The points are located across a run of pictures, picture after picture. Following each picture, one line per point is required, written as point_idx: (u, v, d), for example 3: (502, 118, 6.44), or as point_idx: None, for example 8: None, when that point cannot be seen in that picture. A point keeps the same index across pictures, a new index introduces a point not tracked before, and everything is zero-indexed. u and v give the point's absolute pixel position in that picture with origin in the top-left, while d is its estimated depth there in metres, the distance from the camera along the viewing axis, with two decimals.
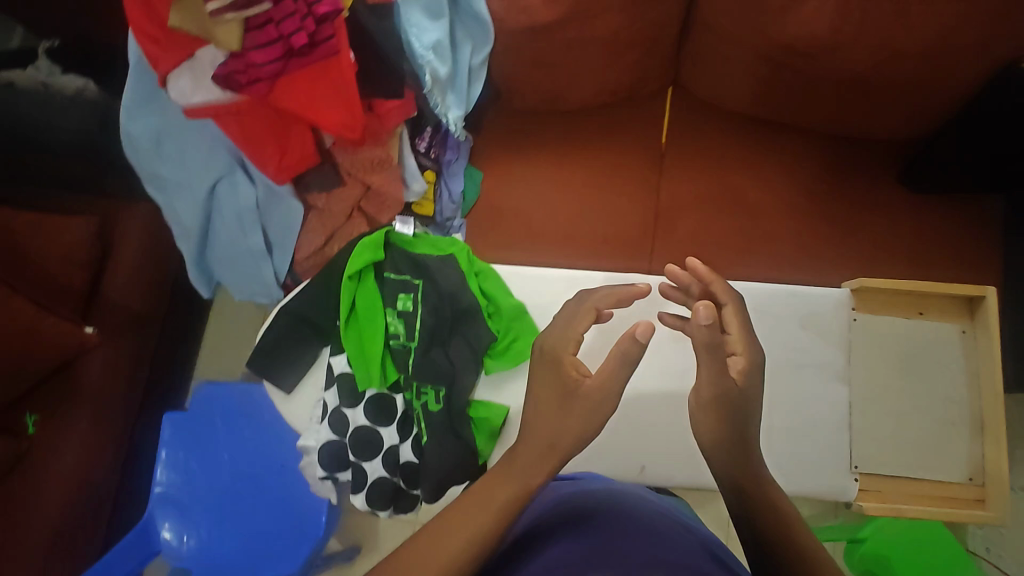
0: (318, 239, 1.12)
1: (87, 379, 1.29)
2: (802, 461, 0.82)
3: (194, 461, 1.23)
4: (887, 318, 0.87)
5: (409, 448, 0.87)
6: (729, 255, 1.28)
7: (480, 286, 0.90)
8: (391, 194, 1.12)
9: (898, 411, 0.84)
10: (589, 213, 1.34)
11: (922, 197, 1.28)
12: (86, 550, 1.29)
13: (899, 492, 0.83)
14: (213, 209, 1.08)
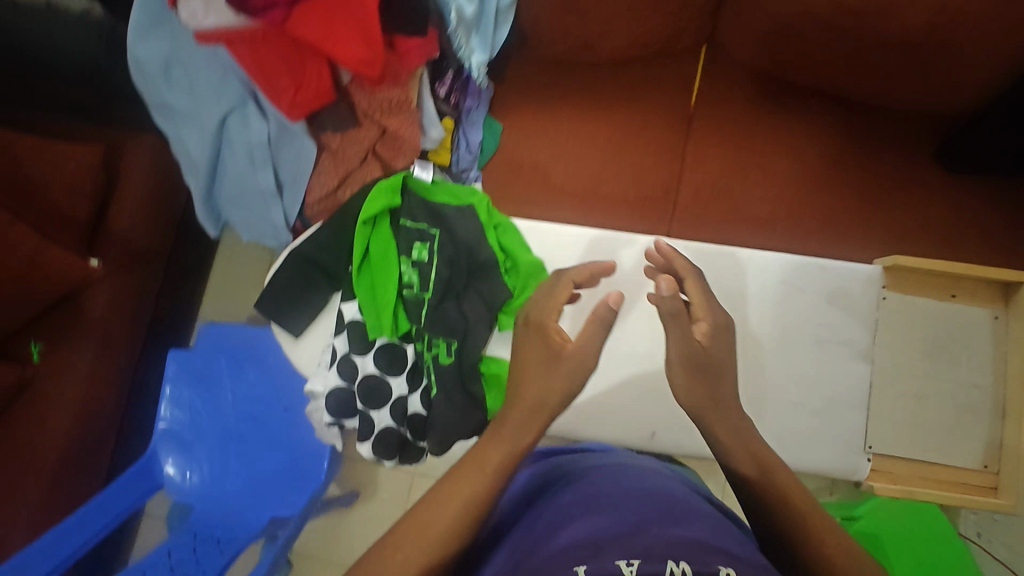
0: (330, 182, 1.07)
1: (92, 312, 1.28)
2: (814, 437, 0.81)
3: (198, 399, 1.24)
4: (918, 298, 0.84)
5: (418, 399, 0.86)
6: (752, 226, 1.24)
7: (498, 240, 0.88)
8: (408, 139, 1.06)
9: (920, 394, 0.82)
10: (610, 172, 1.29)
11: (959, 176, 1.22)
12: (90, 478, 1.31)
13: (912, 475, 0.82)
14: (223, 143, 1.04)
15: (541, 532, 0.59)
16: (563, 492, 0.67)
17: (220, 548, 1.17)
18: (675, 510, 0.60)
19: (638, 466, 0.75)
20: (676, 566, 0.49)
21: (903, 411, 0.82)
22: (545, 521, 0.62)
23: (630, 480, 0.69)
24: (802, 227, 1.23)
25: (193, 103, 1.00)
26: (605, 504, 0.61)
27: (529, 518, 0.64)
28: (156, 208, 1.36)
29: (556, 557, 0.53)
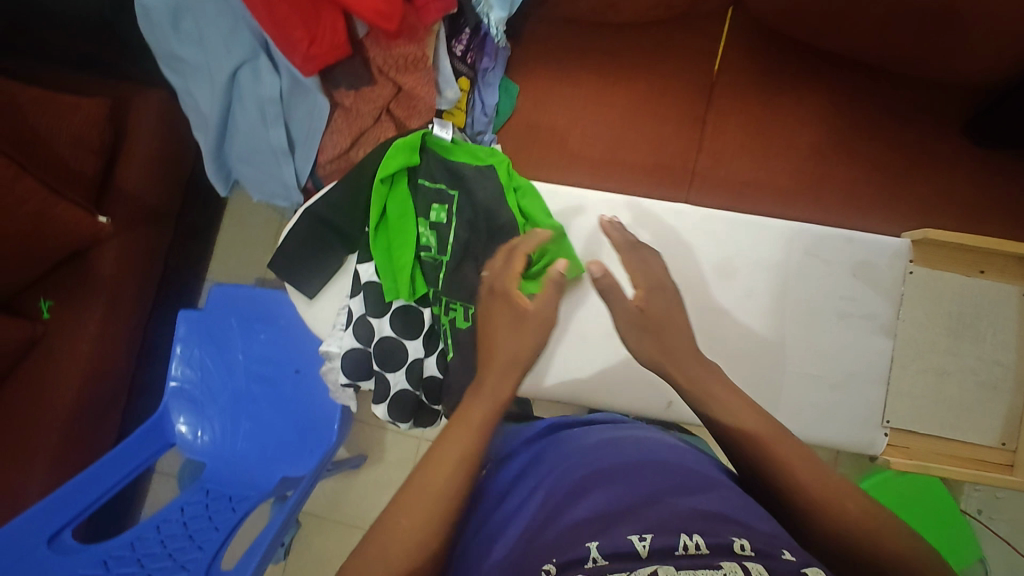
0: (343, 142, 1.04)
1: (100, 270, 1.27)
2: (833, 411, 0.80)
3: (209, 359, 1.25)
4: (945, 274, 0.82)
5: (435, 362, 0.85)
6: (772, 198, 1.22)
7: (520, 203, 0.86)
8: (424, 99, 1.03)
9: (941, 370, 0.81)
10: (628, 139, 1.26)
11: (988, 152, 1.19)
12: (101, 433, 1.32)
13: (928, 451, 0.82)
14: (233, 98, 1.01)
15: (553, 505, 0.60)
16: (573, 461, 0.67)
17: (231, 505, 1.17)
18: (688, 482, 0.60)
19: (648, 433, 0.75)
20: (689, 539, 0.50)
21: (924, 386, 0.81)
22: (556, 492, 0.62)
23: (640, 448, 0.68)
24: (823, 201, 1.20)
25: (202, 55, 0.97)
26: (617, 476, 0.62)
27: (538, 489, 0.65)
28: (163, 167, 1.35)
29: (569, 533, 0.54)
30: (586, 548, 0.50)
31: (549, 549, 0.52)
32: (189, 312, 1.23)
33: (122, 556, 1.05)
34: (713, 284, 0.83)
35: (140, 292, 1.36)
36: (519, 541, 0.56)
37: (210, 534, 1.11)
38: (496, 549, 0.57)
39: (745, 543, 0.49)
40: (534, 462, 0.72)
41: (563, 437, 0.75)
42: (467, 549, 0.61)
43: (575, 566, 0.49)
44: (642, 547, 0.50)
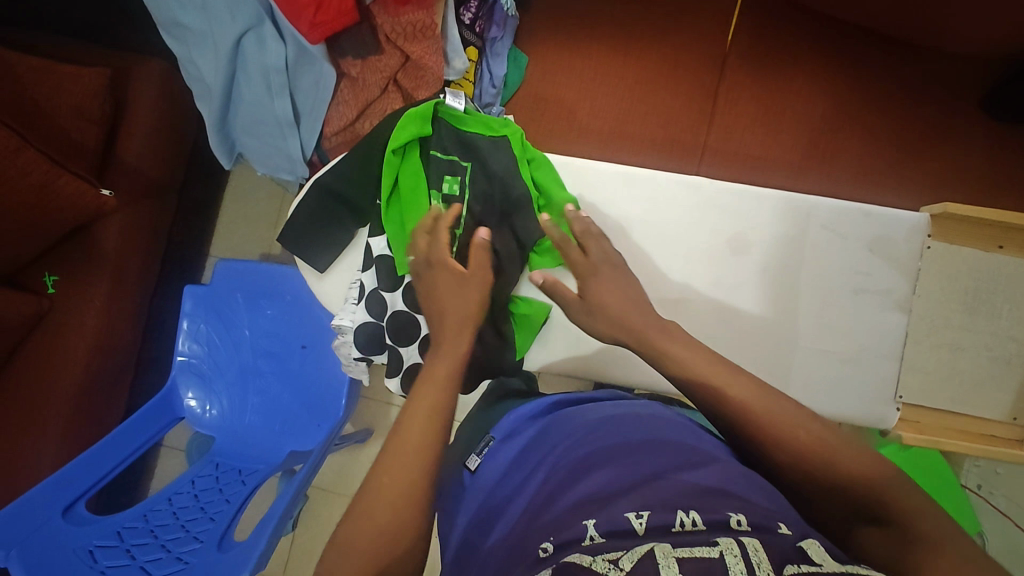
0: (349, 114, 1.02)
1: (104, 245, 1.25)
2: (845, 386, 0.80)
3: (216, 334, 1.25)
4: (965, 249, 0.81)
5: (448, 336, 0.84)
6: (784, 174, 1.20)
7: (534, 177, 0.86)
8: (431, 69, 1.00)
9: (955, 345, 0.81)
10: (638, 113, 1.23)
11: (1005, 127, 1.17)
12: (110, 406, 1.33)
13: (938, 426, 0.82)
14: (238, 67, 0.98)
15: (553, 485, 0.61)
16: (574, 439, 0.67)
17: (241, 479, 1.16)
18: (687, 459, 0.60)
19: (652, 408, 0.74)
20: (686, 517, 0.51)
21: (937, 362, 0.81)
22: (556, 472, 0.63)
23: (643, 424, 0.68)
24: (836, 175, 1.19)
25: (206, 22, 0.94)
26: (617, 456, 0.62)
27: (538, 468, 0.65)
28: (165, 140, 1.33)
29: (568, 513, 0.55)
30: (583, 526, 0.51)
31: (547, 530, 0.54)
32: (196, 287, 1.23)
33: (135, 527, 1.03)
34: (727, 259, 0.83)
35: (144, 267, 1.36)
36: (520, 522, 0.58)
37: (222, 506, 1.09)
38: (499, 532, 0.60)
39: (742, 519, 0.50)
40: (537, 440, 0.71)
41: (565, 413, 0.74)
42: (474, 530, 0.63)
43: (572, 545, 0.49)
44: (639, 525, 0.50)
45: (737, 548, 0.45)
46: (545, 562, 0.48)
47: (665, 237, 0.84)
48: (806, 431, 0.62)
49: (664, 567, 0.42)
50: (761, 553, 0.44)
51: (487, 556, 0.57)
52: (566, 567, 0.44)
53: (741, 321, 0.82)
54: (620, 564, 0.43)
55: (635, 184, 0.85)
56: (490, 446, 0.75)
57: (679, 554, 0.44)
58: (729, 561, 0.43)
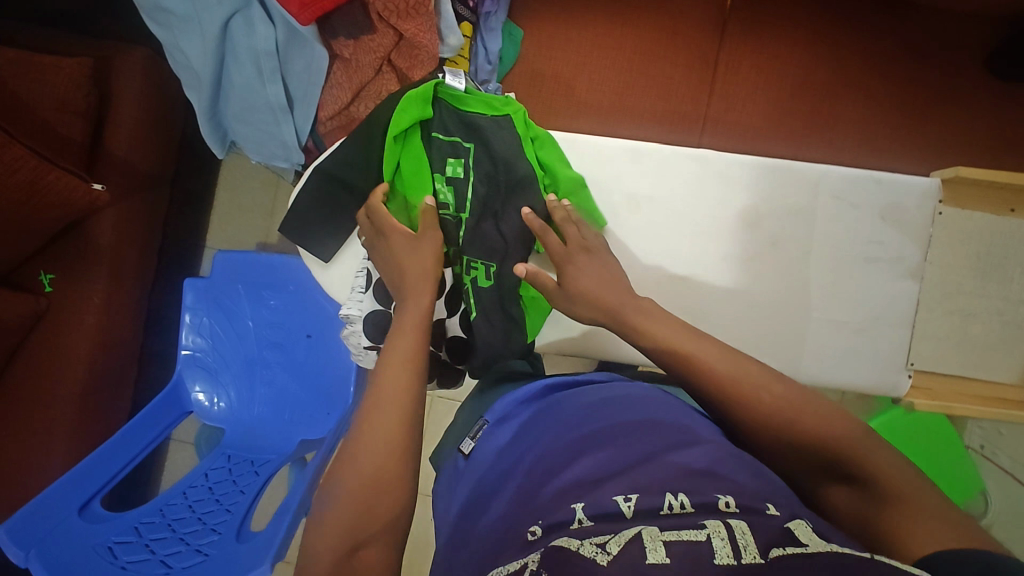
0: (344, 97, 0.99)
1: (99, 241, 1.24)
2: (858, 355, 0.80)
3: (219, 326, 1.24)
4: (975, 213, 0.81)
5: (458, 322, 0.84)
6: (788, 140, 1.18)
7: (536, 156, 0.84)
8: (426, 46, 0.96)
9: (966, 310, 0.81)
10: (639, 85, 1.21)
11: (1010, 86, 1.15)
12: (116, 403, 1.32)
13: (952, 391, 0.82)
14: (227, 53, 0.95)
15: (544, 467, 0.60)
16: (566, 422, 0.66)
17: (254, 469, 1.16)
18: (679, 440, 0.60)
19: (647, 389, 0.72)
20: (675, 499, 0.51)
21: (950, 328, 0.81)
22: (547, 454, 0.62)
23: (638, 404, 0.67)
24: (840, 140, 1.17)
25: (191, 5, 0.91)
26: (607, 439, 0.61)
27: (529, 449, 0.65)
28: (154, 132, 1.29)
29: (558, 497, 0.55)
30: (571, 510, 0.51)
31: (537, 512, 0.54)
32: (196, 280, 1.22)
33: (153, 522, 1.03)
34: (737, 233, 0.82)
35: (141, 261, 1.34)
36: (510, 503, 0.58)
37: (237, 498, 1.10)
38: (490, 512, 0.60)
39: (731, 501, 0.50)
40: (530, 419, 0.70)
41: (559, 394, 0.73)
42: (466, 510, 0.63)
43: (561, 528, 0.50)
44: (627, 508, 0.51)
45: (724, 530, 0.44)
46: (533, 546, 0.49)
47: (672, 211, 0.83)
48: (818, 406, 0.61)
49: (651, 550, 0.43)
50: (748, 536, 0.43)
51: (479, 536, 0.57)
52: (554, 552, 0.44)
53: (750, 294, 0.81)
54: (607, 549, 0.43)
55: (642, 161, 0.84)
56: (483, 430, 0.73)
57: (666, 538, 0.44)
58: (715, 543, 0.43)
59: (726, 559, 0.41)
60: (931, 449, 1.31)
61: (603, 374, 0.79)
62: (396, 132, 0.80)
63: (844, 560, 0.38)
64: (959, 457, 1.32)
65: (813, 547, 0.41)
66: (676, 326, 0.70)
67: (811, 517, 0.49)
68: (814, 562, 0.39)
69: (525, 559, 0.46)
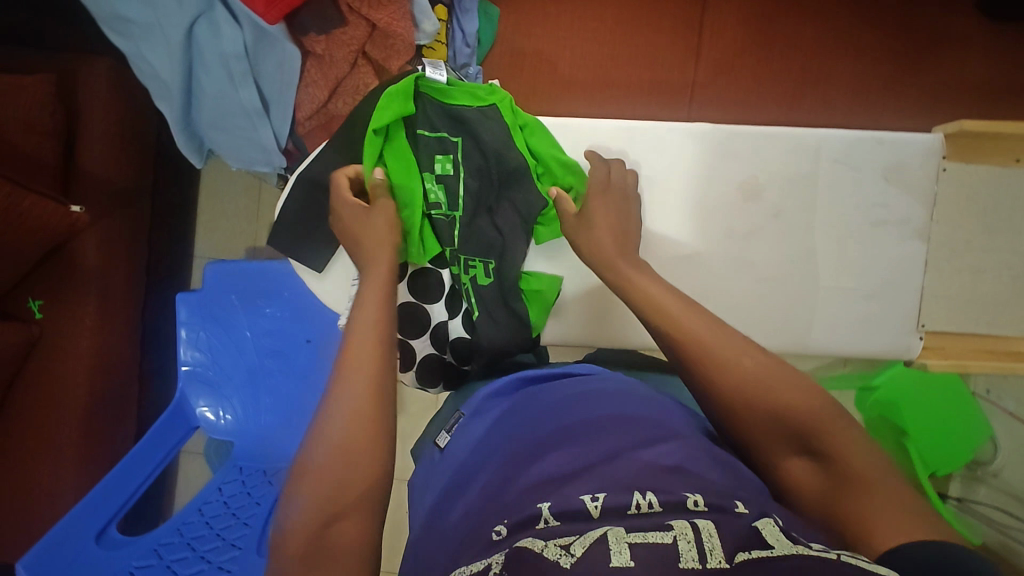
0: (320, 95, 0.95)
1: (85, 263, 1.21)
2: (865, 321, 0.79)
3: (217, 338, 1.22)
4: (980, 167, 0.79)
5: (460, 323, 0.82)
6: (782, 101, 1.15)
7: (528, 142, 0.82)
8: (403, 35, 0.93)
9: (975, 267, 0.81)
10: (625, 57, 1.17)
11: (1005, 27, 1.11)
12: (122, 424, 1.31)
13: (964, 348, 0.82)
14: (194, 59, 0.91)
15: (514, 464, 0.60)
16: (539, 418, 0.66)
17: (268, 478, 1.16)
18: (655, 436, 0.60)
19: (622, 381, 0.72)
20: (643, 498, 0.50)
21: (960, 286, 0.80)
22: (518, 451, 0.62)
23: (615, 398, 0.67)
24: (834, 97, 1.14)
25: (151, 12, 0.86)
26: (579, 435, 0.62)
27: (500, 444, 0.65)
28: (128, 146, 1.25)
29: (525, 493, 0.55)
30: (537, 508, 0.51)
31: (503, 511, 0.54)
32: (187, 295, 1.20)
33: (172, 542, 1.04)
34: (738, 207, 0.80)
35: (130, 279, 1.31)
36: (478, 501, 0.58)
37: (254, 510, 1.11)
38: (460, 509, 0.60)
39: (699, 499, 0.50)
40: (503, 414, 0.70)
41: (533, 388, 0.73)
42: (437, 508, 0.63)
43: (526, 528, 0.49)
44: (594, 507, 0.50)
45: (691, 532, 0.45)
46: (498, 546, 0.48)
47: (673, 190, 0.81)
48: None
49: (616, 552, 0.43)
50: (715, 539, 0.44)
51: (448, 534, 0.57)
52: (517, 553, 0.45)
53: (755, 267, 0.80)
54: (571, 550, 0.44)
55: (635, 140, 0.81)
56: (457, 423, 0.74)
57: (631, 540, 0.45)
58: (680, 546, 0.43)
59: (691, 563, 0.41)
60: (937, 404, 1.31)
61: (589, 366, 0.79)
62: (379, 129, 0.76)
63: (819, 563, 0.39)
64: (967, 406, 1.32)
65: (778, 548, 0.41)
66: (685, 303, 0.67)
67: (779, 515, 0.50)
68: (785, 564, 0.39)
69: (490, 559, 0.46)
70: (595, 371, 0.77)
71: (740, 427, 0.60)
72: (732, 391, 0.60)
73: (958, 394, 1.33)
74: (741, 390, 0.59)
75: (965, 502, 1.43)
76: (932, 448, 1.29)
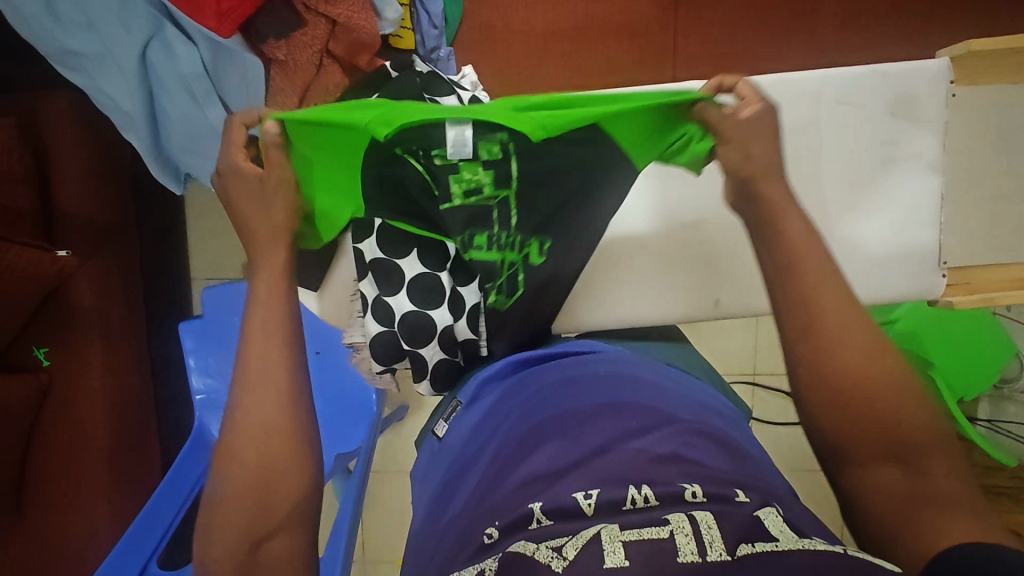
0: (291, 103, 0.91)
1: (82, 306, 1.19)
2: (883, 268, 0.77)
3: (225, 363, 1.19)
4: (993, 86, 0.75)
5: (467, 325, 0.79)
6: (768, 40, 1.09)
7: (609, 122, 0.69)
8: (366, 29, 0.88)
9: (995, 194, 0.78)
10: (598, 16, 1.11)
11: None
12: (148, 457, 1.33)
13: (989, 280, 0.80)
14: (154, 85, 0.87)
15: (503, 460, 0.62)
16: (527, 408, 0.68)
17: None
18: (645, 424, 0.61)
19: (612, 364, 0.73)
20: (638, 492, 0.52)
21: (981, 216, 0.78)
22: (507, 445, 0.63)
23: (603, 384, 0.68)
24: (821, 29, 1.09)
25: (99, 41, 0.82)
26: (568, 424, 0.62)
27: (492, 441, 0.66)
28: (111, 180, 1.23)
29: (515, 493, 0.56)
30: (528, 508, 0.53)
31: (494, 511, 0.55)
32: (190, 323, 1.18)
33: None
34: None
35: (132, 316, 1.30)
36: (471, 502, 0.60)
37: None
38: (455, 506, 0.62)
39: (697, 489, 0.51)
40: (496, 403, 0.71)
41: (523, 373, 0.74)
42: (434, 509, 0.65)
43: (517, 529, 0.51)
44: (587, 505, 0.52)
45: (688, 525, 0.47)
46: (490, 551, 0.50)
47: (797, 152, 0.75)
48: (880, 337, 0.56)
49: (610, 552, 0.45)
50: (714, 531, 0.46)
51: (444, 533, 0.59)
52: (509, 558, 0.46)
53: None
54: (563, 553, 0.45)
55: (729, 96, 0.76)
56: (456, 411, 0.77)
57: (625, 538, 0.46)
58: (678, 540, 0.45)
59: (691, 556, 0.44)
60: (962, 328, 1.29)
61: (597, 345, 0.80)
62: (331, 126, 0.66)
63: (819, 556, 0.42)
64: (993, 327, 1.30)
65: (784, 543, 0.44)
66: (764, 246, 0.63)
67: (780, 504, 0.52)
68: (788, 556, 0.42)
69: (484, 564, 0.48)
70: (594, 352, 0.78)
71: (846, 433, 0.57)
72: (818, 387, 0.58)
73: (983, 315, 1.31)
74: (845, 392, 0.57)
75: (995, 424, 1.42)
76: (959, 378, 1.26)
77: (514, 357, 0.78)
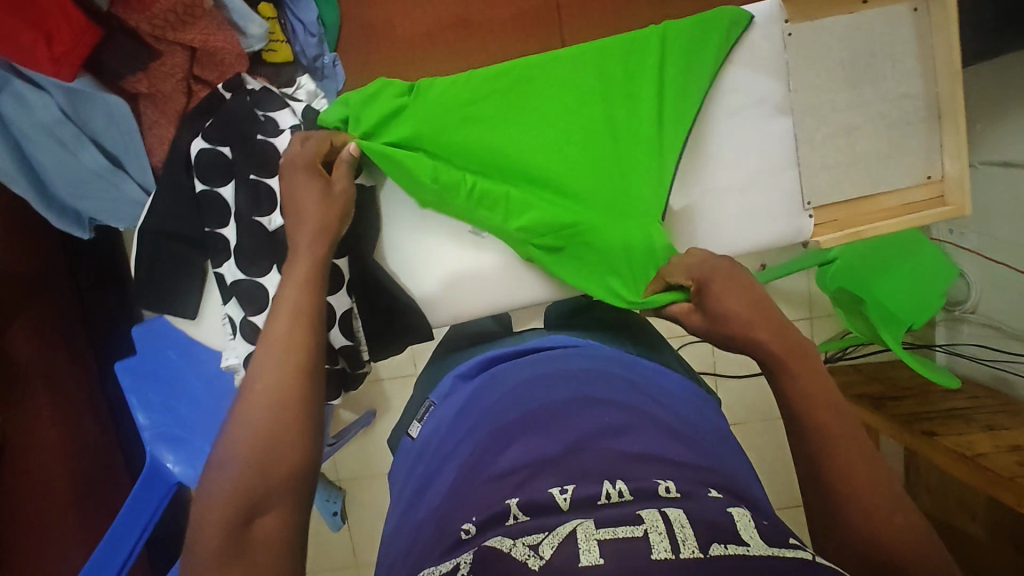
0: (167, 134, 0.92)
1: (20, 361, 1.19)
2: (755, 212, 0.91)
3: (169, 398, 1.11)
4: (824, 24, 0.88)
5: (340, 333, 0.87)
6: (626, 26, 1.20)
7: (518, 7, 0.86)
8: (226, 46, 0.90)
9: (847, 130, 0.91)
10: (473, 24, 1.21)
11: None
12: (112, 498, 1.35)
13: (855, 216, 0.94)
14: (21, 138, 0.89)
15: (481, 448, 0.61)
16: (504, 404, 0.66)
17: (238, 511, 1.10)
18: (619, 421, 0.60)
19: (585, 359, 0.72)
20: (613, 487, 0.51)
21: (835, 152, 0.91)
22: (484, 439, 0.62)
23: (577, 380, 0.67)
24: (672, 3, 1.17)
25: None
26: (540, 421, 0.61)
27: (466, 437, 0.65)
28: (32, 237, 1.26)
29: (491, 485, 0.55)
30: (506, 503, 0.52)
31: (470, 507, 0.54)
32: (124, 363, 1.11)
33: None
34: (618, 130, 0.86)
35: (73, 362, 1.32)
36: (445, 495, 0.59)
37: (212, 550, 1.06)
38: (427, 507, 0.60)
39: (671, 485, 0.51)
40: (474, 397, 0.71)
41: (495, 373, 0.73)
42: (409, 505, 0.64)
43: (493, 526, 0.50)
44: (563, 500, 0.51)
45: (662, 523, 0.45)
46: (466, 545, 0.49)
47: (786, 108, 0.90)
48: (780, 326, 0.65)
49: (584, 550, 0.44)
50: (687, 529, 0.45)
51: (416, 531, 0.58)
52: (485, 554, 0.45)
53: None
54: (540, 552, 0.44)
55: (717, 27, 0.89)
56: (429, 411, 0.77)
57: (600, 536, 0.45)
58: (652, 538, 0.44)
59: (665, 553, 0.43)
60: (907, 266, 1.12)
61: (552, 339, 0.79)
62: None
63: (791, 563, 0.42)
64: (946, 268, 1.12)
65: (756, 547, 0.43)
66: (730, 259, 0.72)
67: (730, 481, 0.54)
68: (763, 561, 0.41)
69: (458, 559, 0.47)
70: (559, 343, 0.78)
71: (826, 444, 0.59)
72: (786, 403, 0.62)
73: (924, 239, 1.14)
74: (816, 413, 0.60)
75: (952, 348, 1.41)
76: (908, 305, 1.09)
77: (497, 352, 0.78)
